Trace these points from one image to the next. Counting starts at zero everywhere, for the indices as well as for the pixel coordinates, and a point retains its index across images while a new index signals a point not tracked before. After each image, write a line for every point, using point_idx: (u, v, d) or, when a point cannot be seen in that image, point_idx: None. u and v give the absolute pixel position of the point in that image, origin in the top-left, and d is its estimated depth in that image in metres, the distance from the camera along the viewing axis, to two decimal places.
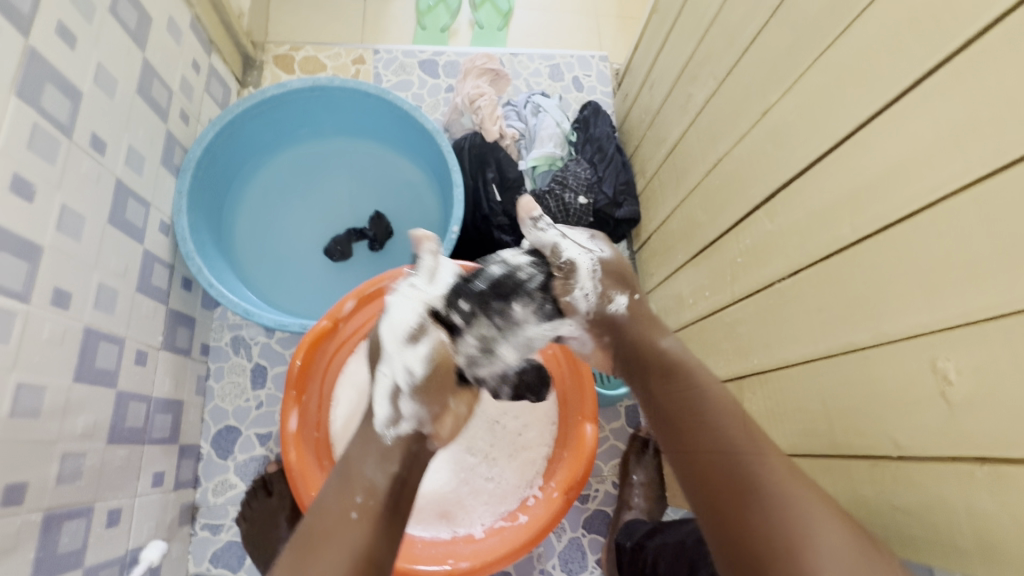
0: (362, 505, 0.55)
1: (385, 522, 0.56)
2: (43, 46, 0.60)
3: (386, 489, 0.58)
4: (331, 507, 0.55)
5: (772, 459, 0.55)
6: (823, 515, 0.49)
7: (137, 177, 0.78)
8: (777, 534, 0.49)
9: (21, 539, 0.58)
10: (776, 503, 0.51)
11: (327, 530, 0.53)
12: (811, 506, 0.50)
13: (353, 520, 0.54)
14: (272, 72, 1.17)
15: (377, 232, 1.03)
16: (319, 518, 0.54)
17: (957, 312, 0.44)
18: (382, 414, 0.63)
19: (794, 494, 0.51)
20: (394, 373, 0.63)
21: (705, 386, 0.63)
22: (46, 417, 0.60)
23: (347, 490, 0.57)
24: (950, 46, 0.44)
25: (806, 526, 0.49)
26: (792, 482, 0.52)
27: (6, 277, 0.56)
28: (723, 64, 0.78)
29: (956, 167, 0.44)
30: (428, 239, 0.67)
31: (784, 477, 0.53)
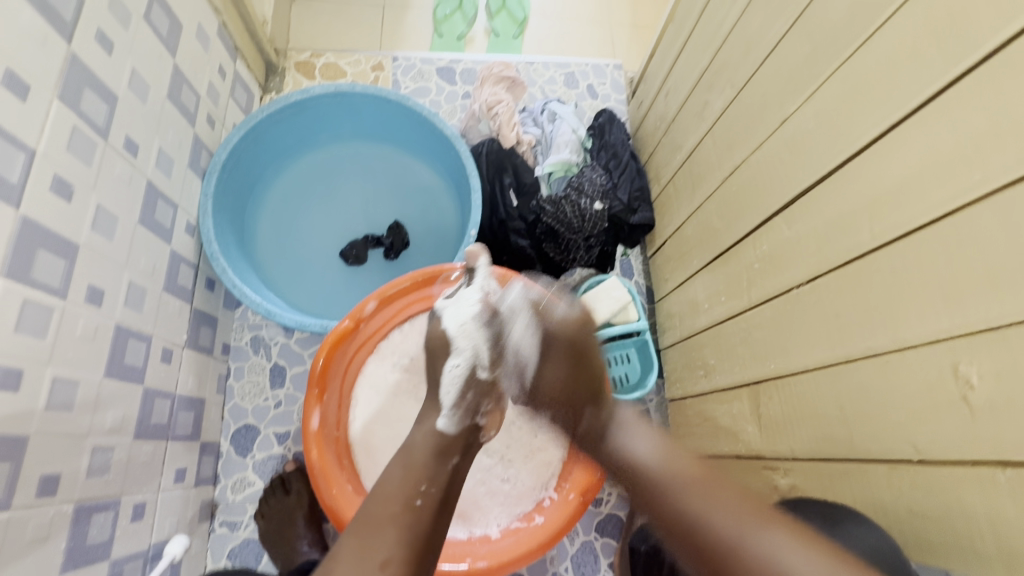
0: (426, 492, 0.56)
1: (444, 512, 0.56)
2: (82, 51, 0.63)
3: (445, 481, 0.58)
4: (395, 494, 0.55)
5: (683, 475, 0.58)
6: (743, 512, 0.52)
7: (166, 179, 0.80)
8: (706, 545, 0.52)
9: (54, 528, 0.59)
10: (692, 514, 0.54)
11: (394, 514, 0.53)
12: (730, 509, 0.53)
13: (417, 508, 0.54)
14: (293, 78, 1.19)
15: (394, 240, 1.04)
16: (384, 503, 0.54)
17: (979, 318, 0.45)
18: (447, 401, 0.65)
19: (713, 499, 0.54)
20: (467, 359, 0.67)
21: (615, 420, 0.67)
22: (78, 410, 0.62)
23: (411, 477, 0.57)
24: (972, 59, 0.45)
25: (727, 529, 0.52)
26: (695, 491, 0.56)
27: (46, 274, 0.58)
28: (740, 73, 0.79)
29: (977, 174, 0.44)
30: (482, 253, 0.74)
31: (698, 487, 0.56)
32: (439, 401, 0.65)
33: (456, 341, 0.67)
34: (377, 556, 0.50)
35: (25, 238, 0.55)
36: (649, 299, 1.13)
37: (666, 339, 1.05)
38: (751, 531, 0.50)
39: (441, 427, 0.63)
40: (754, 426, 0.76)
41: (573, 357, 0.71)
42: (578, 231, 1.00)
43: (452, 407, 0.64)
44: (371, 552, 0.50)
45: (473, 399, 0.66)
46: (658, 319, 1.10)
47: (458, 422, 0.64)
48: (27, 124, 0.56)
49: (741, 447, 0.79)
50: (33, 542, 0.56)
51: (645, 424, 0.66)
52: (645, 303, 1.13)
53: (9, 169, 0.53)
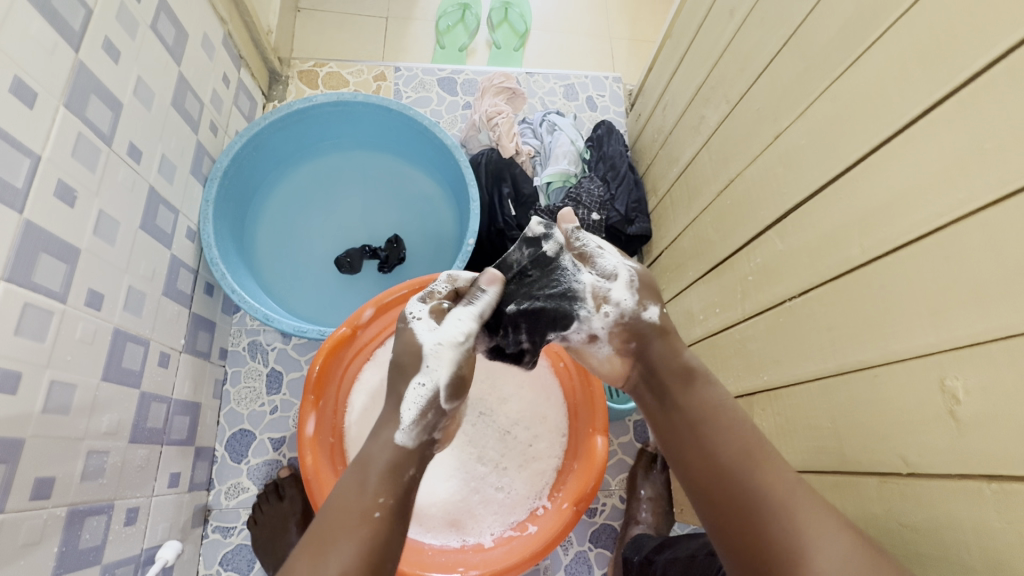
0: (384, 505, 0.54)
1: (403, 522, 0.55)
2: (89, 60, 0.64)
3: (404, 491, 0.56)
4: (351, 505, 0.53)
5: (731, 449, 0.56)
6: (799, 496, 0.51)
7: (168, 185, 0.81)
8: (745, 511, 0.52)
9: (47, 532, 0.59)
10: (742, 480, 0.54)
11: (349, 528, 0.52)
12: (790, 496, 0.51)
13: (376, 520, 0.53)
14: (296, 87, 1.21)
15: (390, 254, 1.04)
16: (339, 515, 0.53)
17: (965, 333, 0.45)
18: (406, 417, 0.59)
19: (773, 480, 0.53)
20: (435, 380, 0.60)
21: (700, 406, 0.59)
22: (75, 414, 0.62)
23: (370, 487, 0.55)
24: (957, 80, 0.46)
25: (777, 505, 0.51)
26: (746, 458, 0.55)
27: (47, 277, 0.58)
28: (735, 88, 0.81)
29: (963, 193, 0.45)
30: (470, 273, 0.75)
31: (761, 461, 0.54)
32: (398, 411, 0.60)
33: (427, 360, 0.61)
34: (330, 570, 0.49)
35: (27, 241, 0.55)
36: None
37: None
38: (809, 527, 0.49)
39: (399, 441, 0.58)
40: None
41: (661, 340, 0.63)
42: None
43: (410, 423, 0.59)
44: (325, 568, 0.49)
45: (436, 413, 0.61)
46: None
47: (417, 437, 0.59)
48: (33, 130, 0.56)
49: None
50: (26, 546, 0.56)
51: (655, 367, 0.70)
52: None
53: (13, 174, 0.54)
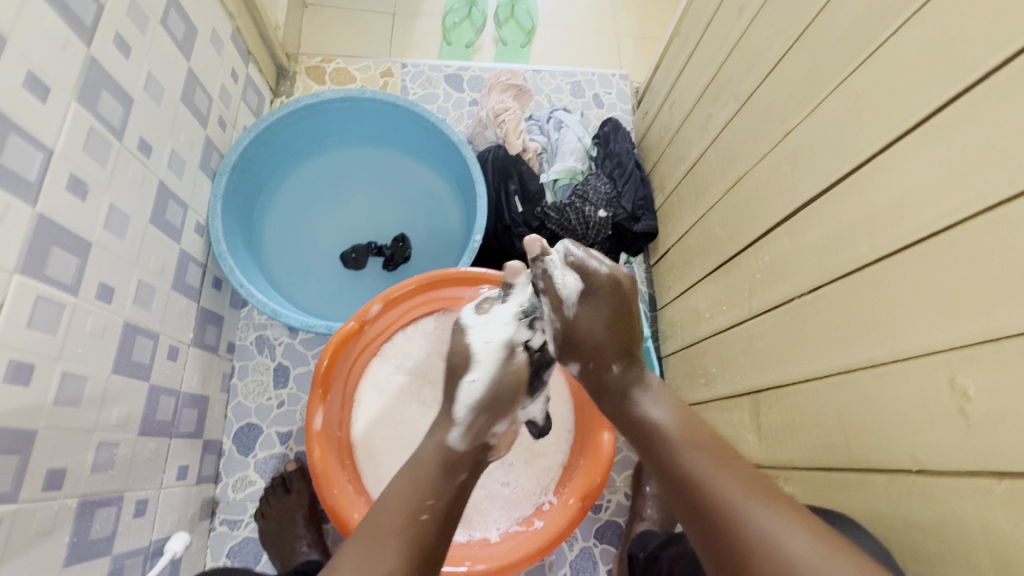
0: (432, 507, 0.55)
1: (447, 529, 0.56)
2: (100, 55, 0.64)
3: (452, 497, 0.58)
4: (401, 505, 0.54)
5: (700, 434, 0.58)
6: (754, 489, 0.50)
7: (177, 179, 0.81)
8: (694, 496, 0.52)
9: (59, 522, 0.60)
10: (676, 457, 0.56)
11: (398, 527, 0.52)
12: (723, 466, 0.53)
13: (423, 522, 0.54)
14: (303, 82, 1.21)
15: (395, 252, 1.05)
16: (387, 513, 0.54)
17: (976, 331, 0.45)
18: (458, 414, 0.65)
19: (720, 473, 0.52)
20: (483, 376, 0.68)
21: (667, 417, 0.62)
22: (86, 406, 0.63)
23: (418, 490, 0.56)
24: (969, 78, 0.46)
25: (731, 499, 0.50)
26: (710, 457, 0.55)
27: (59, 270, 0.59)
28: (744, 86, 0.80)
29: (974, 191, 0.45)
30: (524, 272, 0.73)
31: (706, 451, 0.56)
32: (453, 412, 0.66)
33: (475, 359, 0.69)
34: (380, 565, 0.49)
35: (40, 235, 0.56)
36: (651, 307, 1.13)
37: (668, 346, 1.05)
38: (749, 500, 0.49)
39: (450, 441, 0.63)
40: (754, 435, 0.76)
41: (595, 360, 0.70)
42: (582, 238, 1.01)
43: (461, 423, 0.64)
44: (374, 562, 0.49)
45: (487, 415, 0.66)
46: (660, 327, 1.10)
47: (468, 439, 0.64)
48: (45, 124, 0.57)
49: (741, 455, 0.79)
50: (38, 535, 0.57)
51: (668, 395, 0.65)
52: (647, 310, 1.14)
53: (26, 167, 0.55)
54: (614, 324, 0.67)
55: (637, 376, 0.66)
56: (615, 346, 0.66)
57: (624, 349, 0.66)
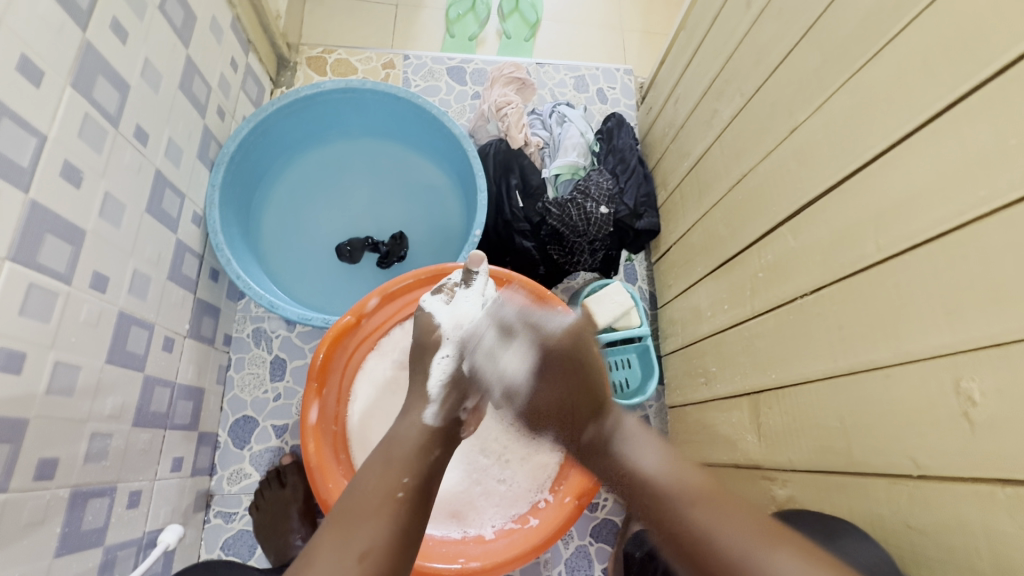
0: (408, 485, 0.54)
1: (425, 508, 0.55)
2: (96, 40, 0.63)
3: (427, 474, 0.57)
4: (374, 487, 0.54)
5: (694, 482, 0.57)
6: (752, 531, 0.51)
7: (174, 169, 0.80)
8: (698, 551, 0.52)
9: (50, 513, 0.59)
10: (675, 508, 0.55)
11: (374, 506, 0.52)
12: (721, 514, 0.53)
13: (399, 501, 0.53)
14: (304, 72, 1.20)
15: (391, 250, 1.04)
16: (363, 495, 0.53)
17: (984, 334, 0.44)
18: (435, 391, 0.66)
19: (714, 517, 0.53)
20: (454, 352, 0.68)
21: (655, 455, 0.62)
22: (79, 395, 0.62)
23: (392, 470, 0.56)
24: (983, 73, 0.45)
25: (736, 550, 0.49)
26: (704, 505, 0.54)
27: (52, 258, 0.58)
28: (750, 82, 0.79)
29: (986, 190, 0.44)
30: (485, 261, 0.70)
31: (699, 499, 0.55)
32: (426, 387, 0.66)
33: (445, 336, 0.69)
34: (356, 546, 0.49)
35: (32, 222, 0.55)
36: (652, 305, 1.12)
37: (668, 345, 1.05)
38: (756, 547, 0.49)
39: (426, 418, 0.63)
40: (753, 436, 0.76)
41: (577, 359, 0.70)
42: (583, 235, 1.00)
43: (435, 400, 0.65)
44: (349, 544, 0.49)
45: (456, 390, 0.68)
46: (660, 325, 1.10)
47: (442, 416, 0.64)
48: (39, 109, 0.56)
49: (739, 455, 0.79)
50: (29, 526, 0.56)
51: (655, 442, 0.64)
52: (648, 308, 1.13)
53: (18, 153, 0.54)
54: (570, 403, 0.70)
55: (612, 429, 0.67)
56: (586, 403, 0.68)
57: (597, 409, 0.68)
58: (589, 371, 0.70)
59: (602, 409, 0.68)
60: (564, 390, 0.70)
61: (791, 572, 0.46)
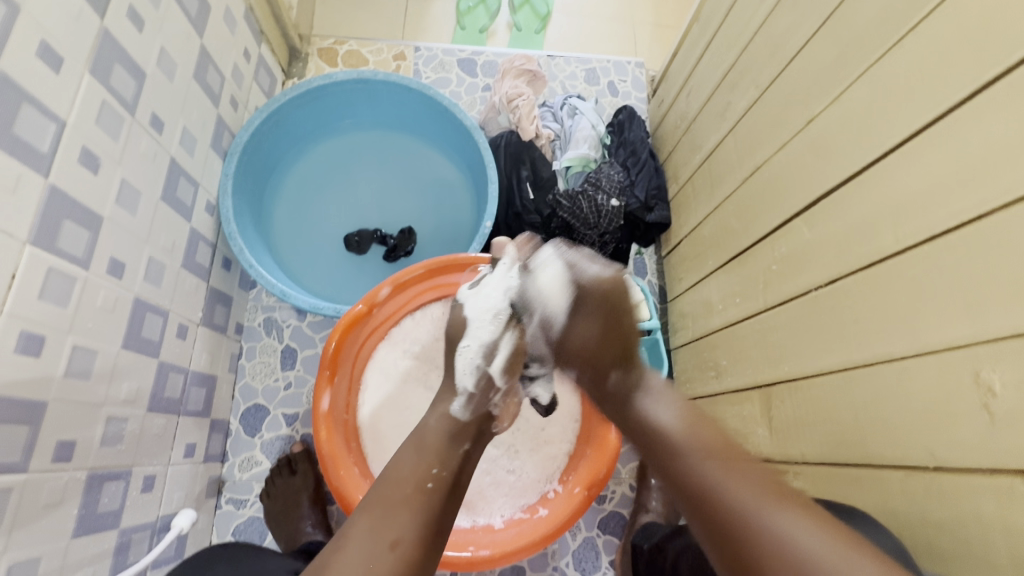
0: (438, 476, 0.56)
1: (453, 497, 0.56)
2: (114, 28, 0.63)
3: (457, 465, 0.58)
4: (407, 475, 0.55)
5: (710, 439, 0.56)
6: (765, 491, 0.50)
7: (189, 158, 0.81)
8: (703, 499, 0.52)
9: (68, 494, 0.60)
10: (687, 460, 0.55)
11: (407, 495, 0.53)
12: (733, 470, 0.52)
13: (429, 491, 0.54)
14: (315, 64, 1.20)
15: (400, 243, 1.04)
16: (396, 483, 0.54)
17: (1004, 326, 0.44)
18: (463, 385, 0.66)
19: (730, 474, 0.52)
20: (478, 343, 0.68)
21: (673, 405, 0.61)
22: (95, 380, 0.63)
23: (425, 459, 0.57)
24: (1006, 62, 0.44)
25: (744, 505, 0.50)
26: (720, 460, 0.54)
27: (70, 243, 0.58)
28: (765, 73, 0.78)
29: (1009, 180, 0.43)
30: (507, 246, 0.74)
31: (711, 453, 0.54)
32: (454, 384, 0.66)
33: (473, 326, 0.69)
34: (389, 534, 0.50)
35: (51, 207, 0.56)
36: (662, 299, 1.12)
37: (678, 339, 1.04)
38: (761, 504, 0.49)
39: (453, 412, 0.63)
40: (764, 430, 0.75)
41: (607, 314, 0.66)
42: (594, 227, 1.00)
43: (463, 393, 0.65)
44: (383, 531, 0.50)
45: (483, 386, 0.67)
46: (670, 319, 1.09)
47: (470, 409, 0.64)
48: (59, 96, 0.56)
49: (750, 449, 0.79)
50: (47, 506, 0.57)
51: (673, 394, 0.62)
52: (657, 302, 1.12)
53: (39, 139, 0.54)
54: (609, 342, 0.65)
55: (638, 381, 0.64)
56: (614, 351, 0.65)
57: (628, 352, 0.65)
58: (622, 330, 0.66)
59: (630, 358, 0.65)
60: (612, 326, 0.66)
61: (797, 534, 0.46)
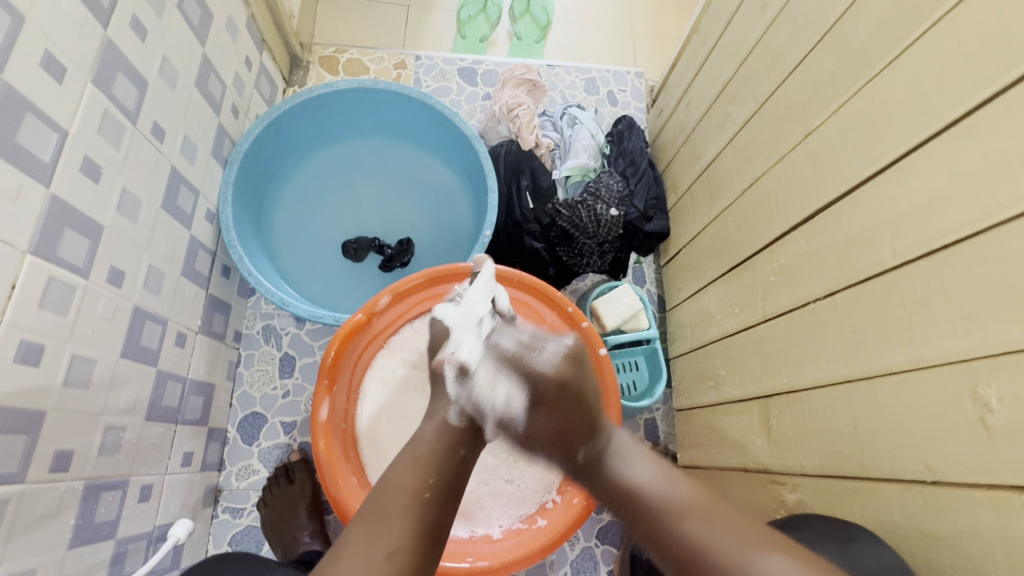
0: (434, 485, 0.56)
1: (450, 505, 0.56)
2: (117, 37, 0.64)
3: (453, 474, 0.58)
4: (402, 483, 0.55)
5: (688, 495, 0.57)
6: (747, 541, 0.51)
7: (189, 166, 0.81)
8: (696, 562, 0.52)
9: (65, 504, 0.60)
10: (665, 522, 0.55)
11: (403, 504, 0.53)
12: (714, 522, 0.53)
13: (426, 500, 0.54)
14: (316, 72, 1.20)
15: (396, 254, 1.03)
16: (391, 493, 0.54)
17: (1001, 340, 0.44)
18: (455, 393, 0.66)
19: (712, 527, 0.53)
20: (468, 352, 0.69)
21: (648, 465, 0.62)
22: (94, 389, 0.63)
23: (420, 468, 0.57)
24: (1002, 81, 0.45)
25: (730, 559, 0.50)
26: (697, 515, 0.54)
27: (71, 252, 0.58)
28: (764, 85, 0.79)
29: (1006, 195, 0.44)
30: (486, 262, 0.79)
31: (693, 509, 0.55)
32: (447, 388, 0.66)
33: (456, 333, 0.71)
34: (384, 545, 0.50)
35: (53, 216, 0.56)
36: (660, 307, 1.12)
37: (676, 348, 1.05)
38: (749, 557, 0.49)
39: (450, 420, 0.63)
40: (763, 440, 0.76)
41: (573, 359, 0.72)
42: (593, 236, 1.00)
43: (456, 401, 0.65)
44: (378, 541, 0.50)
45: (477, 391, 0.67)
46: (668, 328, 1.10)
47: (465, 416, 0.64)
48: (62, 105, 0.57)
49: (748, 459, 0.79)
50: (45, 516, 0.57)
51: (648, 454, 0.64)
52: (656, 311, 1.13)
53: (41, 148, 0.54)
54: (567, 432, 0.67)
55: (603, 446, 0.65)
56: (575, 428, 0.67)
57: (594, 428, 0.67)
58: (582, 403, 0.68)
59: (595, 428, 0.67)
60: (566, 417, 0.68)
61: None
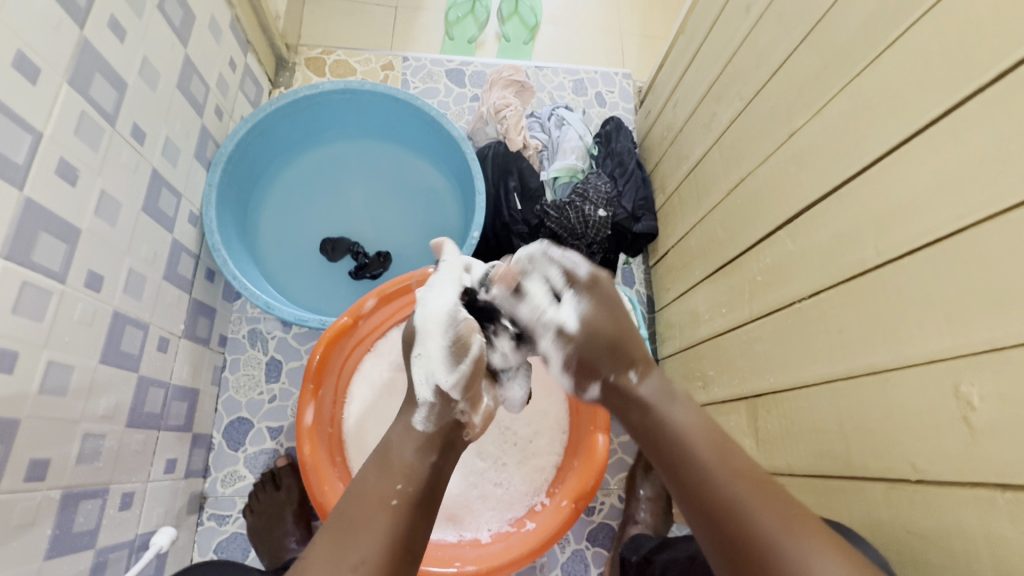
0: (403, 492, 0.51)
1: (426, 513, 0.52)
2: (94, 37, 0.63)
3: (427, 478, 0.54)
4: (367, 494, 0.51)
5: (733, 452, 0.51)
6: (794, 515, 0.45)
7: (171, 168, 0.80)
8: (727, 520, 0.46)
9: (41, 514, 0.59)
10: (709, 472, 0.49)
11: (370, 514, 0.49)
12: (759, 489, 0.48)
13: (394, 507, 0.50)
14: (302, 74, 1.19)
15: (373, 263, 1.03)
16: (357, 503, 0.50)
17: (982, 339, 0.44)
18: (423, 396, 0.61)
19: (760, 496, 0.47)
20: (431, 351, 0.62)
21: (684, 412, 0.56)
22: (72, 396, 0.62)
23: (389, 475, 0.53)
24: (982, 78, 0.45)
25: (768, 527, 0.45)
26: (737, 475, 0.49)
27: (46, 256, 0.57)
28: (749, 86, 0.79)
29: (987, 193, 0.44)
30: (447, 244, 0.71)
31: (741, 471, 0.49)
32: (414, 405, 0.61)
33: (423, 330, 0.63)
34: (349, 558, 0.46)
35: (27, 218, 0.55)
36: (650, 308, 1.12)
37: (665, 348, 1.05)
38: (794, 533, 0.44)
39: (415, 425, 0.58)
40: (752, 440, 0.76)
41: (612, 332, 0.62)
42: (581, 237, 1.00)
43: (424, 404, 0.61)
44: (343, 554, 0.46)
45: (445, 393, 0.61)
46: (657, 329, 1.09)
47: (433, 420, 0.59)
48: (35, 106, 0.55)
49: None
50: (18, 528, 0.56)
51: (686, 402, 0.58)
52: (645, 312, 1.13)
53: (15, 150, 0.53)
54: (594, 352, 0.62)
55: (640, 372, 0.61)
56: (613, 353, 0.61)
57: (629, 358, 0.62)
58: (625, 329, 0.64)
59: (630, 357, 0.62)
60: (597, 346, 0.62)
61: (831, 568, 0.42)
